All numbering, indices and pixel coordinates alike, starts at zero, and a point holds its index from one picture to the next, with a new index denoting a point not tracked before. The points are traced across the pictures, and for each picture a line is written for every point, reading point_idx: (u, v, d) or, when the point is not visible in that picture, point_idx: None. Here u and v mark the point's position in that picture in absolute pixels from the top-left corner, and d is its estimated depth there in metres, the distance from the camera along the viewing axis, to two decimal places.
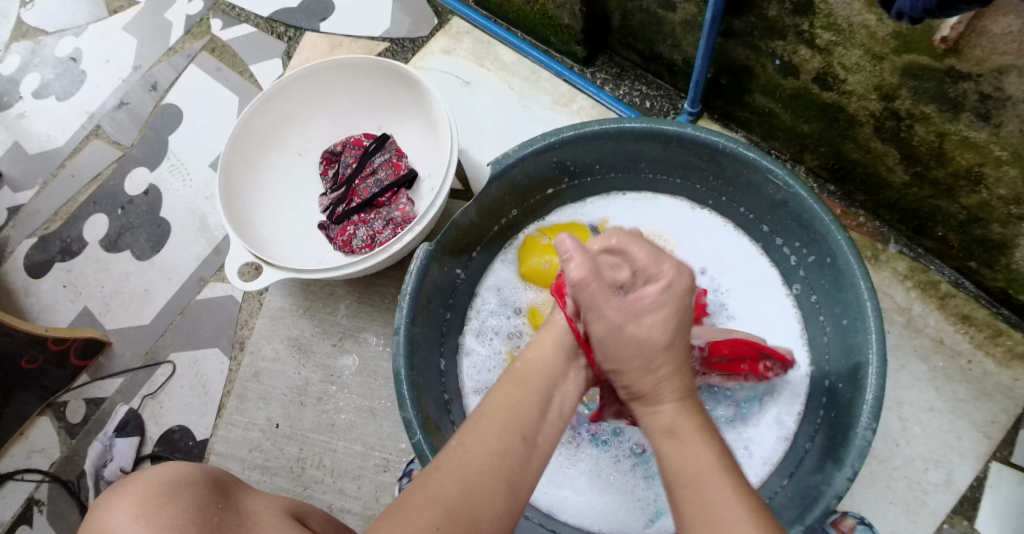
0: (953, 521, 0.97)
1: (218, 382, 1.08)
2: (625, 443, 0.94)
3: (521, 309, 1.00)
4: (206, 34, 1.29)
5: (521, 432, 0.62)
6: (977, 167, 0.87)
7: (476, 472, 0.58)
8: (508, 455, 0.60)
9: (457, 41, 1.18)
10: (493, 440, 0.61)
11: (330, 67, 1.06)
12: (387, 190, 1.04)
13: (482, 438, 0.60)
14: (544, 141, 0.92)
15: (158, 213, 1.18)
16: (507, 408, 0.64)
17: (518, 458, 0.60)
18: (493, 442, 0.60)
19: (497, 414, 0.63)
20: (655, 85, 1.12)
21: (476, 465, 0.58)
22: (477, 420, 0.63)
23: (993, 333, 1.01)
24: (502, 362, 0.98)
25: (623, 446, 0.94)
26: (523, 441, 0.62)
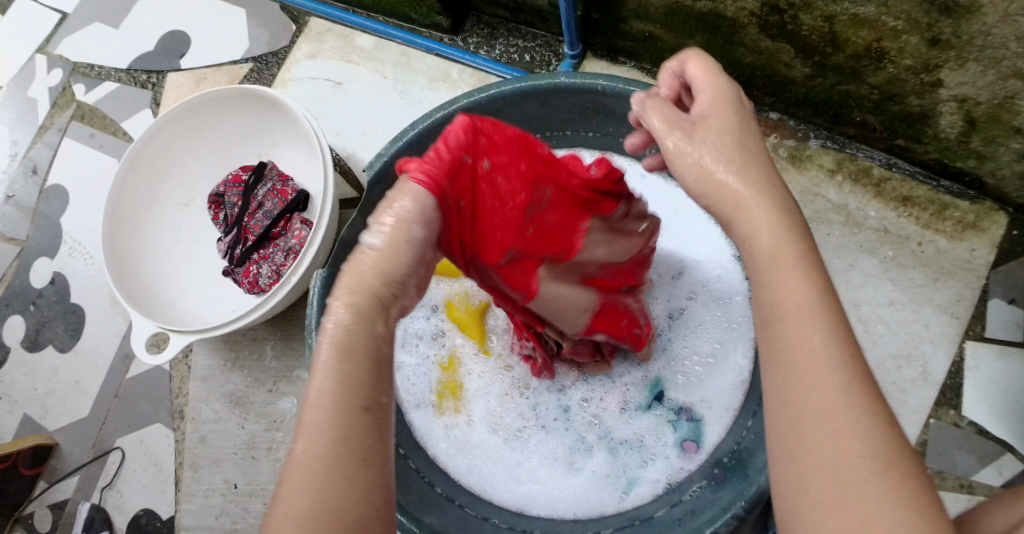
0: (938, 414, 0.92)
1: (168, 456, 1.04)
2: (579, 420, 0.91)
3: (439, 307, 0.96)
4: (72, 102, 1.22)
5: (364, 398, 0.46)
6: (876, 44, 0.80)
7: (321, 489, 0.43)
8: (353, 438, 0.44)
9: (320, 42, 1.10)
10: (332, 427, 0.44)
11: (187, 108, 0.99)
12: (279, 219, 0.99)
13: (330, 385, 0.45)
14: (412, 132, 0.85)
15: (70, 299, 1.13)
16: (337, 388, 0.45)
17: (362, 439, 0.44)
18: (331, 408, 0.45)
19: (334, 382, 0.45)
20: (530, 35, 1.04)
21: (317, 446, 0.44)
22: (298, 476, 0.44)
23: (938, 209, 0.96)
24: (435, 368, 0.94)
25: (578, 424, 0.91)
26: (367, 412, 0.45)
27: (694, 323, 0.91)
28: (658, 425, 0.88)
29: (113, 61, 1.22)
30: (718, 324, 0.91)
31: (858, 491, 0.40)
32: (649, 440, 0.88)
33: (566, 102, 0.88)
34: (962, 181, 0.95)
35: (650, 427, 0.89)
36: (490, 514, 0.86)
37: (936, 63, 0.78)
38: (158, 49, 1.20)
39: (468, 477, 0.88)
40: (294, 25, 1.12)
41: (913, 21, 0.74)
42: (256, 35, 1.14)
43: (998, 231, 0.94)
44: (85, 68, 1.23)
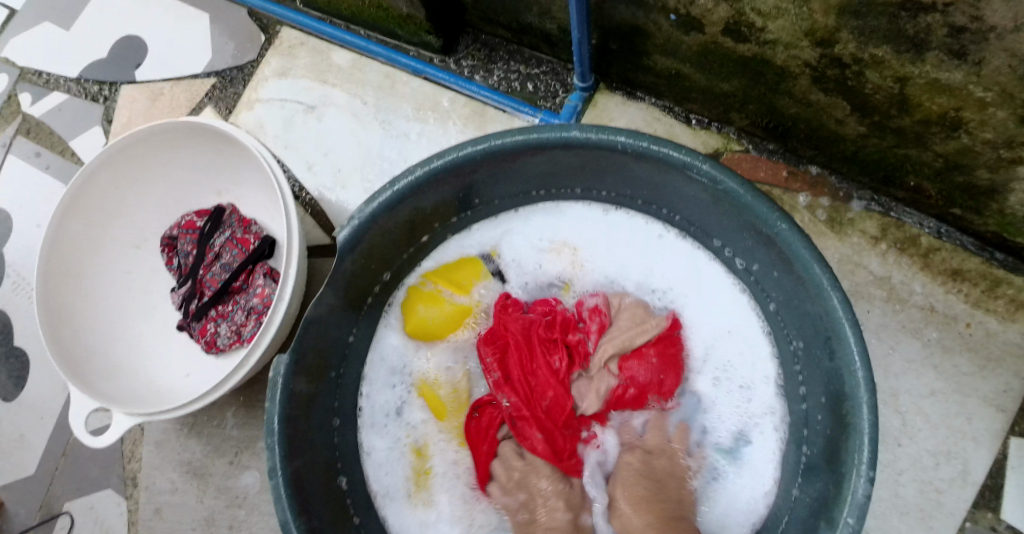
0: (975, 517, 0.80)
1: (120, 527, 0.93)
2: None
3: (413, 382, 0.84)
4: (17, 114, 1.08)
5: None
6: (953, 112, 0.64)
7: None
8: None
9: (292, 57, 0.96)
10: None
11: (134, 140, 0.84)
12: (239, 272, 0.86)
13: None
14: (393, 192, 0.72)
15: (13, 342, 1.01)
16: None
17: None
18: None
19: None
20: (534, 60, 0.90)
21: None
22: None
23: (989, 285, 0.82)
24: (406, 452, 0.82)
25: None
26: None
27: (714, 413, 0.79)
28: None
29: (63, 69, 1.07)
30: (739, 418, 0.79)
31: None
32: None
33: (577, 157, 0.74)
34: (1020, 254, 0.81)
35: None
36: None
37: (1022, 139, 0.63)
38: (112, 58, 1.05)
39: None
40: (263, 35, 0.98)
41: (1007, 95, 0.59)
42: (219, 45, 0.99)
43: None
44: (33, 75, 1.09)
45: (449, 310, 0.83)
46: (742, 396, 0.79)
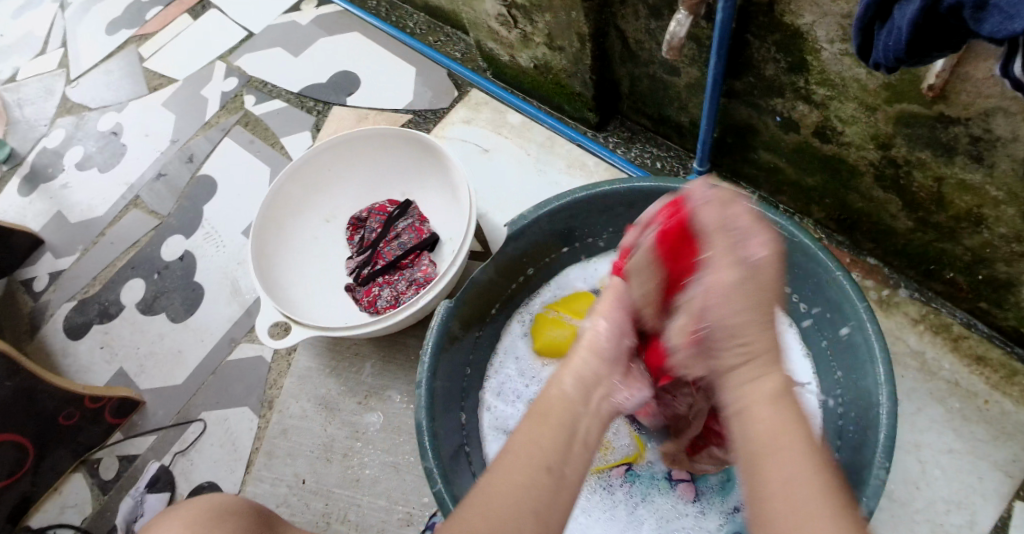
0: None
1: (247, 440, 1.10)
2: (634, 491, 0.96)
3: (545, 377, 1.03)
4: (240, 109, 1.37)
5: (548, 461, 0.56)
6: (976, 209, 0.90)
7: (513, 507, 0.53)
8: (537, 491, 0.54)
9: (476, 111, 1.25)
10: (527, 469, 0.55)
11: (360, 137, 1.13)
12: (410, 253, 1.09)
13: (514, 464, 0.56)
14: (557, 201, 0.97)
15: (192, 278, 1.24)
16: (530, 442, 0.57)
17: (545, 495, 0.54)
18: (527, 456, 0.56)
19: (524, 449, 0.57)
20: (666, 147, 1.18)
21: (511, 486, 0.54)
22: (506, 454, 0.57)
23: (1008, 373, 1.03)
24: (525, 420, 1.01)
25: (633, 495, 0.96)
26: (549, 471, 0.55)
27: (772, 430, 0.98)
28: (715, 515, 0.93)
29: (287, 84, 1.37)
30: None
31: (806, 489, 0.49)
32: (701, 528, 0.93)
33: None
34: None
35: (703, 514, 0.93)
36: None
37: None
38: (330, 83, 1.35)
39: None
40: (456, 92, 1.27)
41: (1013, 194, 0.85)
42: (419, 92, 1.29)
43: None
44: (259, 84, 1.39)
45: (568, 332, 1.02)
46: None
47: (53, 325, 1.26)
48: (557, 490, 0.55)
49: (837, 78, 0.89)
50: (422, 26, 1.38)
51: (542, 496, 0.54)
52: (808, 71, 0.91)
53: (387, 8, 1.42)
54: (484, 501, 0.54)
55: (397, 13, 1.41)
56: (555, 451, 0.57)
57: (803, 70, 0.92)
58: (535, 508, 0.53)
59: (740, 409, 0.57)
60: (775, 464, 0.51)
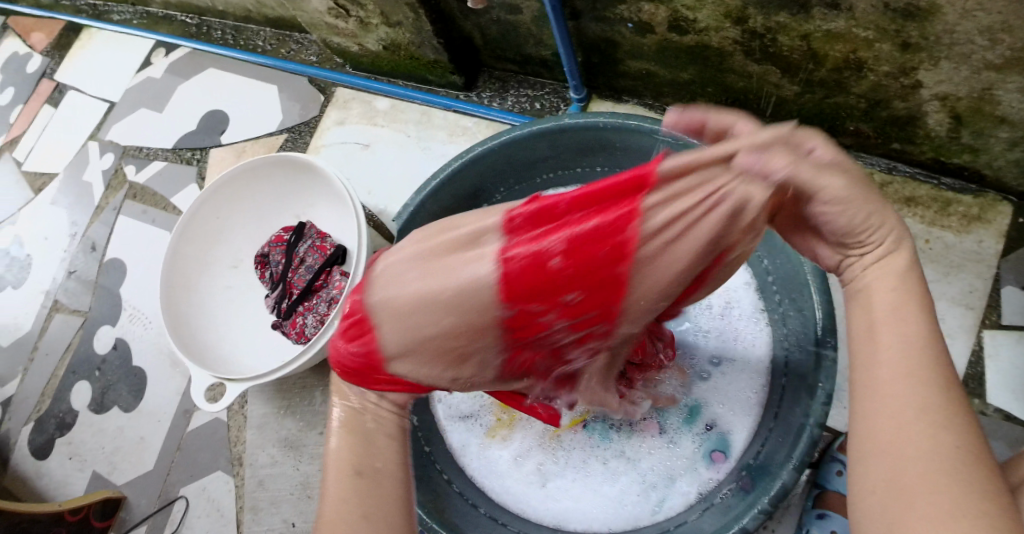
0: None
1: (229, 502, 1.10)
2: (596, 439, 0.96)
3: None
4: (124, 183, 1.33)
5: (358, 464, 0.61)
6: (853, 55, 0.86)
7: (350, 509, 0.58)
8: (368, 497, 0.59)
9: (346, 109, 1.20)
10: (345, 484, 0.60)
11: (230, 178, 1.09)
12: (320, 273, 1.06)
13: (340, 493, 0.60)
14: (434, 182, 0.94)
15: (131, 363, 1.22)
16: (346, 451, 0.62)
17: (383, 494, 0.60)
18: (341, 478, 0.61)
19: (346, 453, 0.62)
20: (539, 84, 1.13)
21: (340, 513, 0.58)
22: (330, 474, 0.62)
23: (942, 206, 1.00)
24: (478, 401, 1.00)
25: (595, 443, 0.96)
26: (368, 475, 0.60)
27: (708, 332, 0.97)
28: (682, 437, 0.93)
29: (160, 142, 1.33)
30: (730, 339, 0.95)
31: (936, 476, 0.46)
32: (675, 457, 0.93)
33: (574, 142, 0.96)
34: (963, 176, 1.00)
35: (671, 439, 0.94)
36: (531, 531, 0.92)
37: (912, 65, 0.84)
38: (200, 128, 1.31)
39: (504, 497, 0.95)
40: (321, 96, 1.23)
41: (882, 30, 0.81)
42: (287, 108, 1.24)
43: (1003, 222, 0.98)
44: (135, 151, 1.35)
45: None
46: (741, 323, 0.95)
47: (20, 451, 1.25)
48: (367, 490, 0.60)
49: None
50: (272, 41, 1.33)
51: (369, 499, 0.59)
52: None
53: (233, 34, 1.38)
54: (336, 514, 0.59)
55: (244, 36, 1.36)
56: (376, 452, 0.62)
57: None
58: (370, 515, 0.58)
59: (870, 345, 0.51)
60: (909, 453, 0.47)
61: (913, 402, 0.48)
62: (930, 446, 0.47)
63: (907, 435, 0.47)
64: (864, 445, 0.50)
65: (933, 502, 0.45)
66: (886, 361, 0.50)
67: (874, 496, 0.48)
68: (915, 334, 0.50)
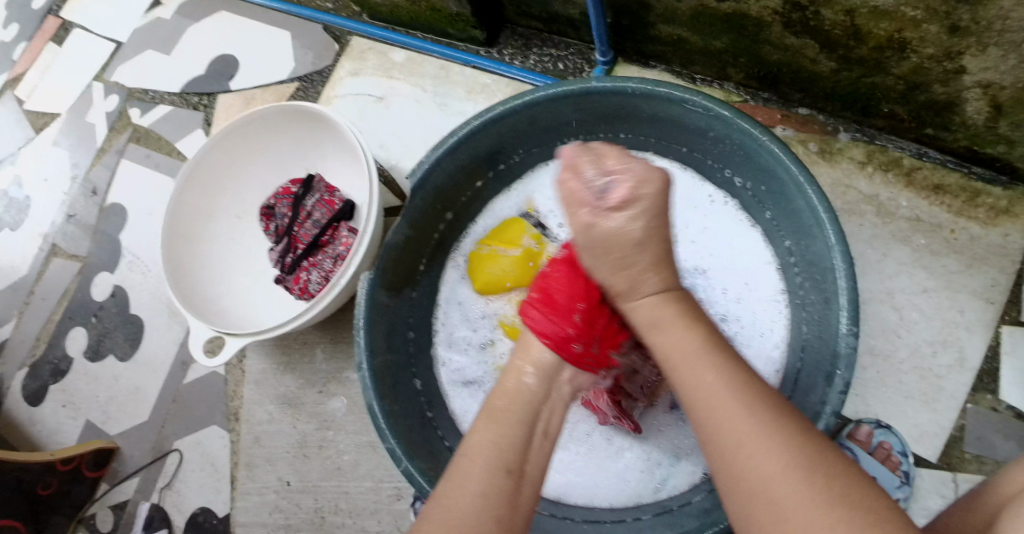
0: (976, 399, 0.94)
1: (224, 457, 1.08)
2: None
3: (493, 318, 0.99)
4: (129, 126, 1.29)
5: (506, 464, 0.62)
6: (897, 34, 0.82)
7: (467, 518, 0.58)
8: (493, 494, 0.60)
9: (362, 59, 1.16)
10: (480, 473, 0.62)
11: (240, 126, 1.05)
12: (327, 228, 1.04)
13: (467, 476, 0.61)
14: (452, 139, 0.90)
15: (129, 311, 1.20)
16: (485, 446, 0.64)
17: (507, 491, 0.61)
18: (476, 465, 0.62)
19: (481, 451, 0.63)
20: (563, 45, 1.09)
21: (469, 498, 0.60)
22: (463, 461, 0.63)
23: (970, 196, 0.97)
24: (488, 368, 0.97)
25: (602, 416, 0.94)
26: (510, 474, 0.62)
27: (725, 310, 0.94)
28: (692, 415, 0.92)
29: (167, 86, 1.29)
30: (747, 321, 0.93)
31: (766, 461, 0.54)
32: (683, 435, 0.91)
33: (599, 107, 0.92)
34: (994, 167, 0.96)
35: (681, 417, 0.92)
36: (534, 504, 0.89)
37: (958, 50, 0.80)
38: (208, 73, 1.27)
39: None
40: (336, 44, 1.19)
41: (931, 11, 0.77)
42: (300, 56, 1.20)
43: None
44: (141, 93, 1.31)
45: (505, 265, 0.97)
46: (759, 304, 0.93)
47: (13, 395, 1.23)
48: (514, 488, 0.61)
49: None
50: None
51: (504, 495, 0.61)
52: None
53: None
54: (446, 512, 0.59)
55: None
56: (512, 452, 0.64)
57: None
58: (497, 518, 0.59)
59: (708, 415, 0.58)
60: (750, 453, 0.55)
61: (743, 420, 0.56)
62: (782, 455, 0.54)
63: (738, 434, 0.56)
64: (723, 472, 0.56)
65: (767, 464, 0.54)
66: (694, 375, 0.61)
67: (741, 508, 0.55)
68: (724, 373, 0.60)
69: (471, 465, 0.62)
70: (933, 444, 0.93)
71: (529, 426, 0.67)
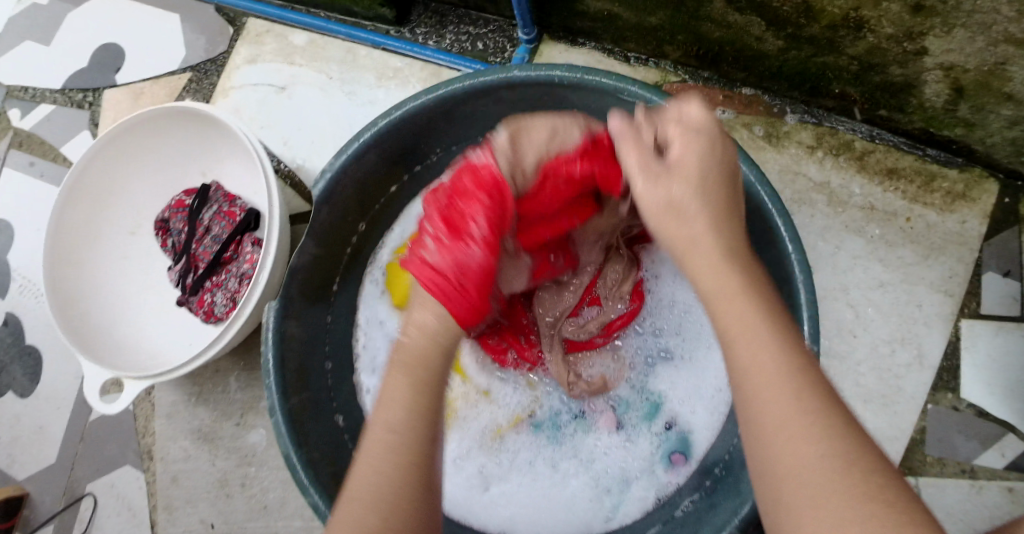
0: (937, 399, 0.86)
1: (141, 500, 0.98)
2: (545, 433, 0.86)
3: None
4: (8, 129, 1.14)
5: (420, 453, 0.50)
6: (853, 13, 0.73)
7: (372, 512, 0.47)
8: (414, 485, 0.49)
9: (260, 44, 1.01)
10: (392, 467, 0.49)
11: (121, 132, 0.92)
12: (228, 243, 0.92)
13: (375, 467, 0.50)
14: (358, 144, 0.79)
15: (25, 341, 1.08)
16: (397, 405, 0.52)
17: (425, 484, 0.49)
18: (390, 457, 0.50)
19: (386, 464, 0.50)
20: (482, 21, 0.96)
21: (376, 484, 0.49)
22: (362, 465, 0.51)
23: (926, 180, 0.89)
24: None
25: (544, 437, 0.86)
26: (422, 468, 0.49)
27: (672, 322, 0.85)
28: (639, 435, 0.83)
29: (49, 82, 1.14)
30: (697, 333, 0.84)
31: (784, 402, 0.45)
32: (631, 458, 0.83)
33: (525, 98, 0.81)
34: (949, 148, 0.88)
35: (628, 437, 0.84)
36: None
37: (920, 30, 0.72)
38: (92, 65, 1.12)
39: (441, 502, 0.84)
40: (230, 27, 1.04)
41: None
42: (191, 42, 1.05)
43: (989, 200, 0.88)
44: (20, 91, 1.15)
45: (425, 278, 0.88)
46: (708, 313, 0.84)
47: None
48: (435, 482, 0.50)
49: None
50: None
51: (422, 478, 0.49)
52: None
53: None
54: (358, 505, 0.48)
55: None
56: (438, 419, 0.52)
57: None
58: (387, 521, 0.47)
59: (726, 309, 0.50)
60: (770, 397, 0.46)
61: (767, 353, 0.47)
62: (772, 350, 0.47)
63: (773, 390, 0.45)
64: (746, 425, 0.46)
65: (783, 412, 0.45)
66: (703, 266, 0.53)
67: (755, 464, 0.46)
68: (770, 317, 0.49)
69: (374, 462, 0.50)
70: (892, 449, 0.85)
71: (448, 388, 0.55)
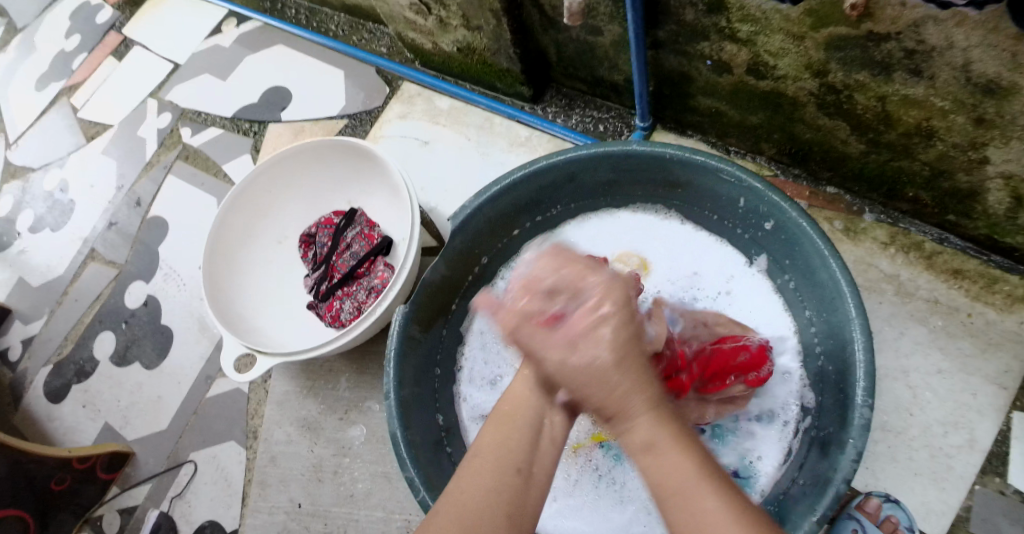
0: (984, 481, 0.94)
1: (238, 473, 1.10)
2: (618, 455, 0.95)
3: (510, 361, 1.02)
4: (178, 144, 1.35)
5: (516, 463, 0.64)
6: (925, 122, 0.88)
7: (484, 499, 0.61)
8: (503, 489, 0.62)
9: (411, 104, 1.22)
10: (490, 479, 0.63)
11: (291, 155, 1.10)
12: (364, 260, 1.07)
13: (478, 473, 0.63)
14: (495, 187, 0.95)
15: (160, 321, 1.23)
16: (497, 447, 0.65)
17: (515, 491, 0.62)
18: (486, 468, 0.63)
19: (490, 448, 0.65)
20: (605, 108, 1.14)
21: (480, 494, 0.61)
22: (472, 460, 0.65)
23: (988, 283, 1.00)
24: None
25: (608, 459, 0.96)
26: (518, 472, 0.63)
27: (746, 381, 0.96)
28: None
29: (218, 109, 1.35)
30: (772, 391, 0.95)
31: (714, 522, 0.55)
32: None
33: (642, 168, 0.97)
34: (1013, 256, 0.99)
35: None
36: None
37: (982, 141, 0.85)
38: (260, 102, 1.33)
39: None
40: (387, 87, 1.24)
41: (959, 101, 0.82)
42: (352, 94, 1.26)
43: None
44: (193, 114, 1.37)
45: None
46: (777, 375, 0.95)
47: (34, 392, 1.25)
48: (523, 486, 0.63)
49: (758, 13, 0.86)
50: (344, 28, 1.35)
51: (512, 494, 0.62)
52: (728, 10, 0.87)
53: (306, 15, 1.40)
54: (458, 508, 0.61)
55: (318, 18, 1.38)
56: (520, 451, 0.65)
57: (722, 10, 0.88)
58: None
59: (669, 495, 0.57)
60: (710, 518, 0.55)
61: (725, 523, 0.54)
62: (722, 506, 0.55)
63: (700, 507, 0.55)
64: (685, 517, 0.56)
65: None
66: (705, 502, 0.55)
67: None
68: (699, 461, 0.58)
69: (469, 487, 0.63)
70: (940, 522, 0.93)
71: (537, 431, 0.67)
